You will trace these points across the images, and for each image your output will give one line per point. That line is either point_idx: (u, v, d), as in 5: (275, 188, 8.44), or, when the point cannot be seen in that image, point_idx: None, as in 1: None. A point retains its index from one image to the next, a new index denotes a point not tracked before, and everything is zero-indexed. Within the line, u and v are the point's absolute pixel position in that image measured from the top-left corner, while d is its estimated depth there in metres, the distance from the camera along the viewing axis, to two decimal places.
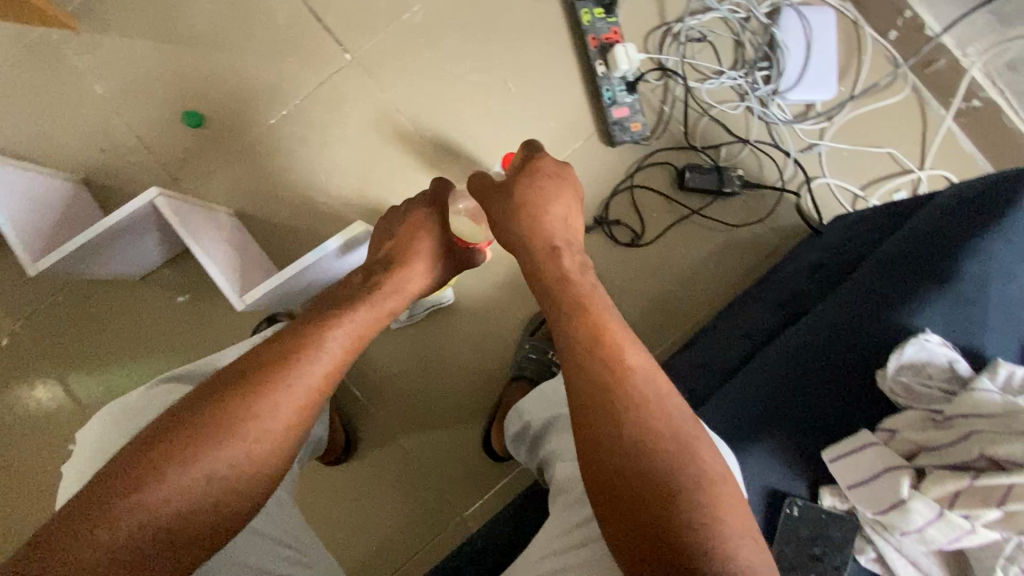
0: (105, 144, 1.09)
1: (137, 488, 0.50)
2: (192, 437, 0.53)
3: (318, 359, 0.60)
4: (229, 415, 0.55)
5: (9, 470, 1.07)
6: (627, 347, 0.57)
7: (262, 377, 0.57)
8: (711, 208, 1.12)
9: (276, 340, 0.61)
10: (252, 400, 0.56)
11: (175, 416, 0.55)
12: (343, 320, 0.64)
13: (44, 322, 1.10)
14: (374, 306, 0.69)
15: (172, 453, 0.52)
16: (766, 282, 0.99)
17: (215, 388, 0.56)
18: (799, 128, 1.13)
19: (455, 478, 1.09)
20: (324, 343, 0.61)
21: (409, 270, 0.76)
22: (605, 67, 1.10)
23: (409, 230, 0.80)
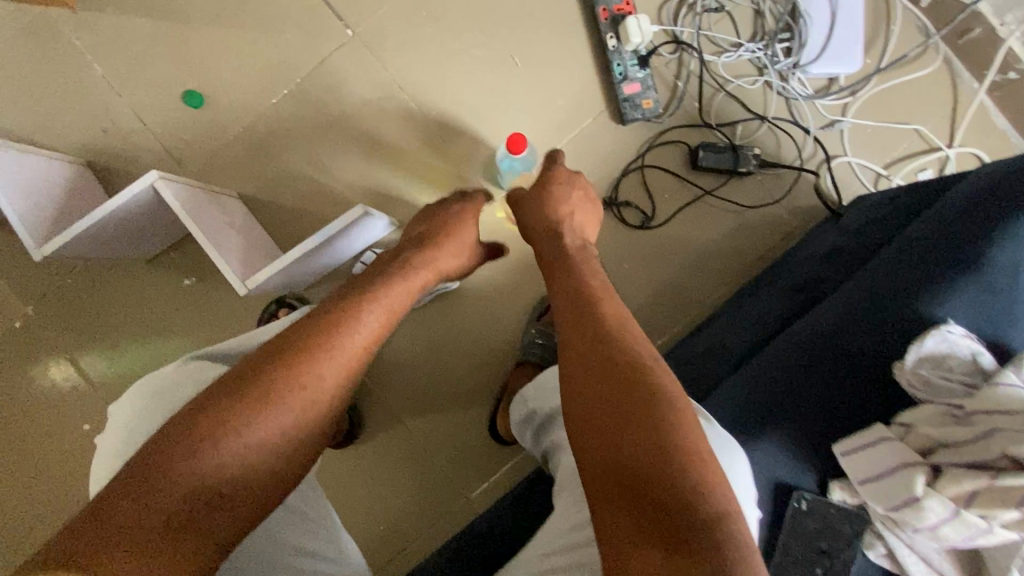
0: (108, 125, 1.08)
1: (192, 455, 0.49)
2: (244, 407, 0.52)
3: (364, 334, 0.60)
4: (280, 382, 0.54)
5: (29, 447, 1.10)
6: (625, 325, 0.65)
7: (310, 350, 0.57)
8: (726, 188, 1.08)
9: (318, 313, 0.60)
10: (302, 373, 0.55)
11: (223, 386, 0.53)
12: (383, 296, 0.64)
13: (55, 305, 1.11)
14: (412, 284, 0.69)
15: (224, 423, 0.51)
16: (782, 266, 0.96)
17: (261, 359, 0.55)
18: (820, 104, 1.08)
19: (461, 462, 1.10)
20: (367, 318, 0.61)
21: (442, 257, 0.76)
22: (617, 40, 1.05)
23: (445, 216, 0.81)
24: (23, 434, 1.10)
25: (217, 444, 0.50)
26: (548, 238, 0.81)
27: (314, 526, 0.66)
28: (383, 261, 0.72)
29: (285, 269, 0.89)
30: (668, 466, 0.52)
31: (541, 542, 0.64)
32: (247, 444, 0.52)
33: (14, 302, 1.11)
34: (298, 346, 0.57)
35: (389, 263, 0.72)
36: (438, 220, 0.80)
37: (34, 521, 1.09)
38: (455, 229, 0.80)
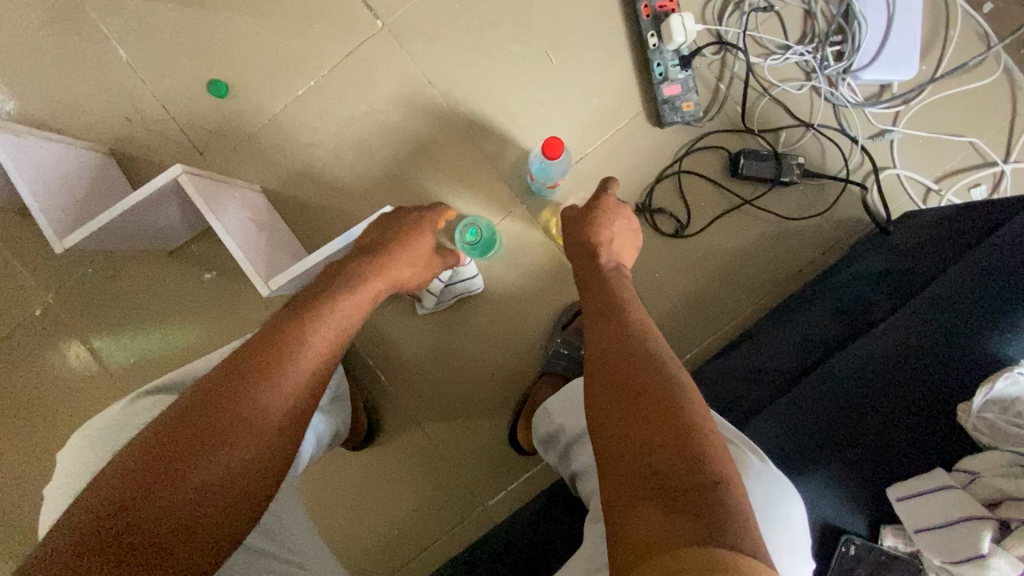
0: (131, 113, 1.06)
1: (171, 475, 0.51)
2: (217, 412, 0.55)
3: (322, 335, 0.64)
4: (241, 393, 0.56)
5: (48, 435, 1.10)
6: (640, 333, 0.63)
7: (274, 354, 0.60)
8: (765, 198, 1.03)
9: (269, 328, 0.63)
10: (262, 377, 0.58)
11: (189, 398, 0.56)
12: (337, 305, 0.68)
13: (76, 294, 1.10)
14: (362, 292, 0.73)
15: (195, 430, 0.53)
16: (825, 284, 0.91)
17: (226, 369, 0.58)
18: (870, 112, 1.02)
19: (479, 469, 1.08)
20: (324, 322, 0.65)
21: (396, 266, 0.80)
22: (658, 39, 1.00)
23: (390, 229, 0.84)
24: (42, 422, 1.10)
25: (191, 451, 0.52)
26: (587, 245, 0.79)
27: (277, 563, 0.64)
28: (333, 269, 0.76)
29: (308, 270, 0.87)
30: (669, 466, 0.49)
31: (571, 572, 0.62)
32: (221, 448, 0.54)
33: (35, 290, 1.10)
34: (259, 352, 0.60)
35: (339, 272, 0.75)
36: (396, 229, 0.84)
37: None
38: (404, 240, 0.83)
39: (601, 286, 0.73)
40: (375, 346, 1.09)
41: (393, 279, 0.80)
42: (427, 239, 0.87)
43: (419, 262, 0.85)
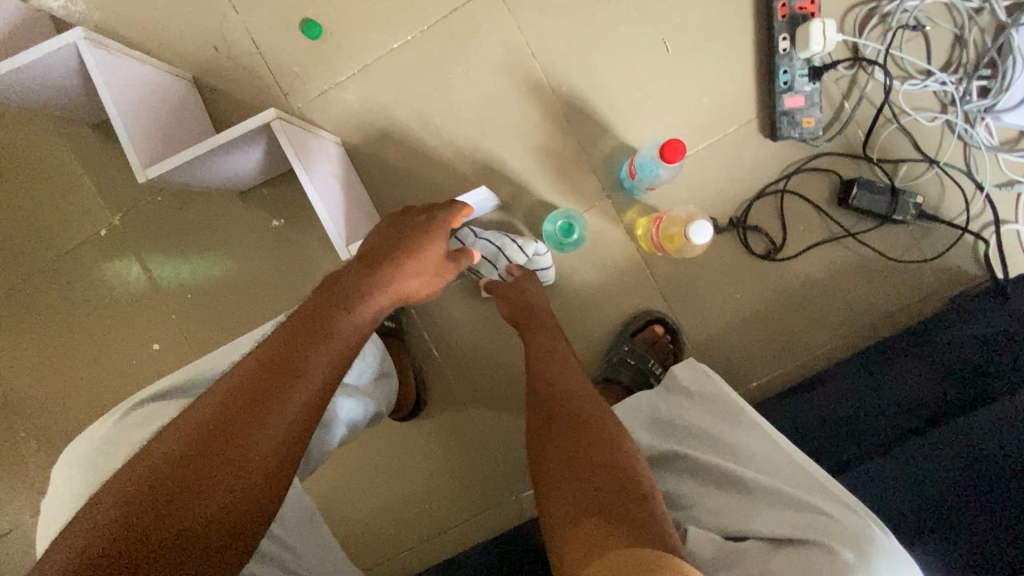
0: (219, 42, 1.01)
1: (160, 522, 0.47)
2: (202, 461, 0.49)
3: (319, 365, 0.57)
4: (242, 428, 0.51)
5: (97, 354, 1.10)
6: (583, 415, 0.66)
7: (257, 395, 0.53)
8: (870, 232, 0.97)
9: (271, 346, 0.57)
10: (264, 411, 0.52)
11: (167, 446, 0.50)
12: (328, 338, 0.59)
13: (141, 219, 1.08)
14: (358, 314, 0.63)
15: (175, 485, 0.48)
16: (925, 338, 0.86)
17: (205, 417, 0.52)
18: (1003, 158, 0.94)
19: (519, 461, 1.05)
20: (316, 360, 0.57)
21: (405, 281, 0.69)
22: (790, 43, 0.92)
23: (399, 232, 0.74)
24: (93, 340, 1.10)
25: (169, 506, 0.47)
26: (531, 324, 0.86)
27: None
28: (328, 283, 0.65)
29: None
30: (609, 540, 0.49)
31: None
32: (206, 504, 0.49)
33: (102, 209, 1.08)
34: (244, 395, 0.53)
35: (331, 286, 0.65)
36: (405, 234, 0.73)
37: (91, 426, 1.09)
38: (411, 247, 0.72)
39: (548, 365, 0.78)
40: (433, 321, 1.06)
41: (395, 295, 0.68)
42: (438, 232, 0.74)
43: (427, 270, 0.72)
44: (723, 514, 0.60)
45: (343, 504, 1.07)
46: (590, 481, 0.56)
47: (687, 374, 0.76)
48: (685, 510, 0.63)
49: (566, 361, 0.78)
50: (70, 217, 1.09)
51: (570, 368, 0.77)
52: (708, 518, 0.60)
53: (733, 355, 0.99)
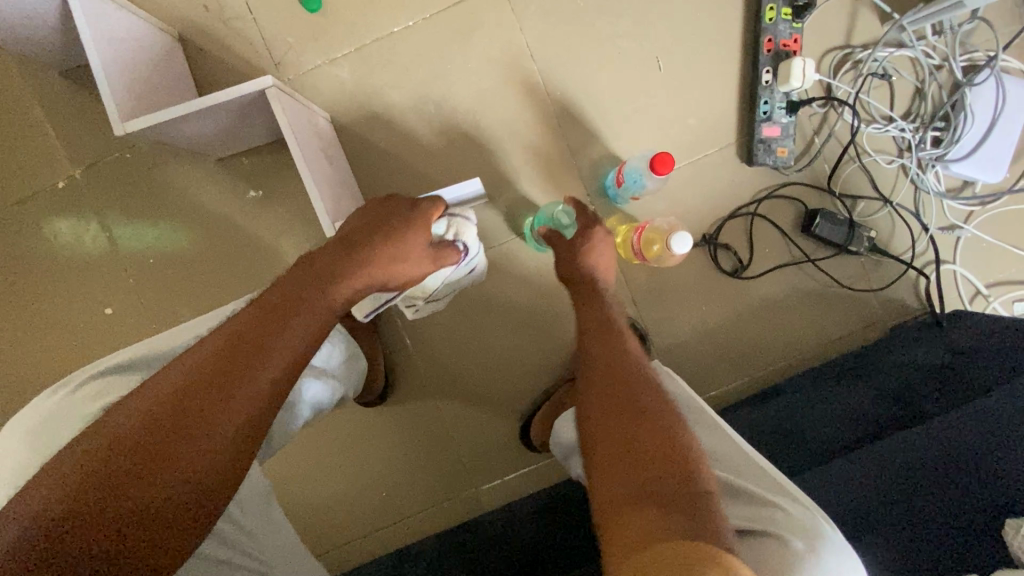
0: (211, 3, 0.98)
1: (119, 493, 0.44)
2: (165, 433, 0.46)
3: (293, 345, 0.53)
4: (208, 399, 0.48)
5: (42, 312, 1.03)
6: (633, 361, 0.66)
7: (216, 379, 0.49)
8: (827, 260, 1.04)
9: (240, 318, 0.54)
10: (231, 386, 0.49)
11: (125, 419, 0.46)
12: (296, 322, 0.55)
13: (105, 176, 1.03)
14: (331, 299, 0.58)
15: (123, 474, 0.44)
16: (868, 361, 0.93)
17: (159, 397, 0.47)
18: (947, 204, 1.03)
19: (482, 455, 1.06)
20: (282, 347, 0.52)
21: (391, 267, 0.64)
22: (773, 76, 0.98)
23: (383, 211, 0.69)
24: (38, 297, 1.03)
25: (128, 477, 0.44)
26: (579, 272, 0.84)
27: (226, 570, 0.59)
28: (303, 263, 0.60)
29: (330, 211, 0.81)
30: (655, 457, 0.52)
31: None
32: (152, 493, 0.45)
33: (62, 159, 1.02)
34: (213, 369, 0.49)
35: (311, 264, 0.60)
36: (390, 220, 0.67)
37: (27, 389, 1.03)
38: (402, 228, 0.66)
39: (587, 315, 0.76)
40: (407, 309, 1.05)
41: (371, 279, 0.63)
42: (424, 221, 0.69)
43: (417, 257, 0.67)
44: None
45: (297, 487, 1.04)
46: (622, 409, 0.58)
47: None
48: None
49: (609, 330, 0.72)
50: (25, 165, 1.02)
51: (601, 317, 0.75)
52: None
53: (695, 365, 1.04)
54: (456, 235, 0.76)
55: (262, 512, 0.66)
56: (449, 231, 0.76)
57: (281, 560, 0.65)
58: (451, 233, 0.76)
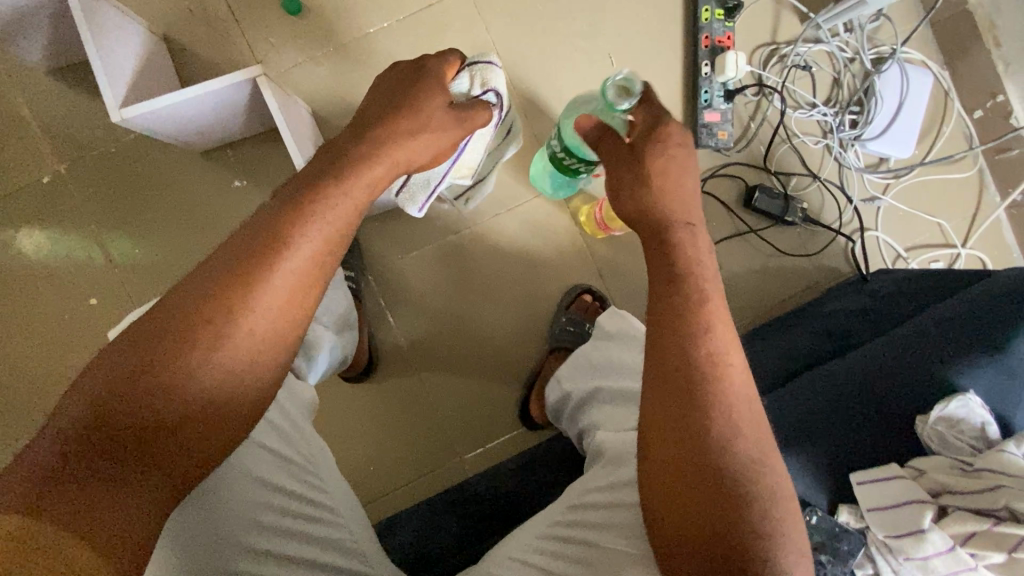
0: (196, 6, 1.05)
1: (143, 410, 0.48)
2: (183, 351, 0.49)
3: (304, 258, 0.55)
4: (220, 316, 0.51)
5: (29, 304, 1.06)
6: (722, 319, 0.59)
7: (250, 268, 0.53)
8: (768, 230, 1.16)
9: (253, 228, 0.55)
10: (243, 304, 0.52)
11: (144, 337, 0.49)
12: (322, 215, 0.56)
13: (92, 170, 1.07)
14: (346, 199, 0.58)
15: (178, 351, 0.49)
16: (806, 314, 1.04)
17: (180, 313, 0.50)
18: (867, 178, 1.17)
19: (465, 424, 1.12)
20: (308, 238, 0.55)
21: (401, 148, 0.62)
22: (711, 68, 1.11)
23: (389, 93, 0.67)
24: (25, 290, 1.06)
25: (152, 398, 0.48)
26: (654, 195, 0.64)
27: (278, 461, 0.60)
28: (321, 154, 0.61)
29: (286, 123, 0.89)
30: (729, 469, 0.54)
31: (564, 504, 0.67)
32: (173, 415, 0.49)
33: (48, 156, 1.06)
34: (225, 289, 0.52)
35: (328, 157, 0.61)
36: (396, 97, 0.66)
37: (14, 380, 1.04)
38: (409, 108, 0.65)
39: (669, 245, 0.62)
40: (389, 288, 1.12)
41: (390, 166, 0.62)
42: (434, 101, 0.67)
43: (427, 132, 0.65)
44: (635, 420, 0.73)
45: None
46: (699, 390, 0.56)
47: (609, 320, 0.88)
48: (597, 425, 0.77)
49: (701, 259, 0.62)
50: (10, 161, 1.05)
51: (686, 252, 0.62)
52: (614, 424, 0.75)
53: None
54: (489, 89, 0.81)
55: (310, 423, 0.67)
56: (474, 83, 0.80)
57: (325, 468, 0.66)
58: (481, 91, 0.81)
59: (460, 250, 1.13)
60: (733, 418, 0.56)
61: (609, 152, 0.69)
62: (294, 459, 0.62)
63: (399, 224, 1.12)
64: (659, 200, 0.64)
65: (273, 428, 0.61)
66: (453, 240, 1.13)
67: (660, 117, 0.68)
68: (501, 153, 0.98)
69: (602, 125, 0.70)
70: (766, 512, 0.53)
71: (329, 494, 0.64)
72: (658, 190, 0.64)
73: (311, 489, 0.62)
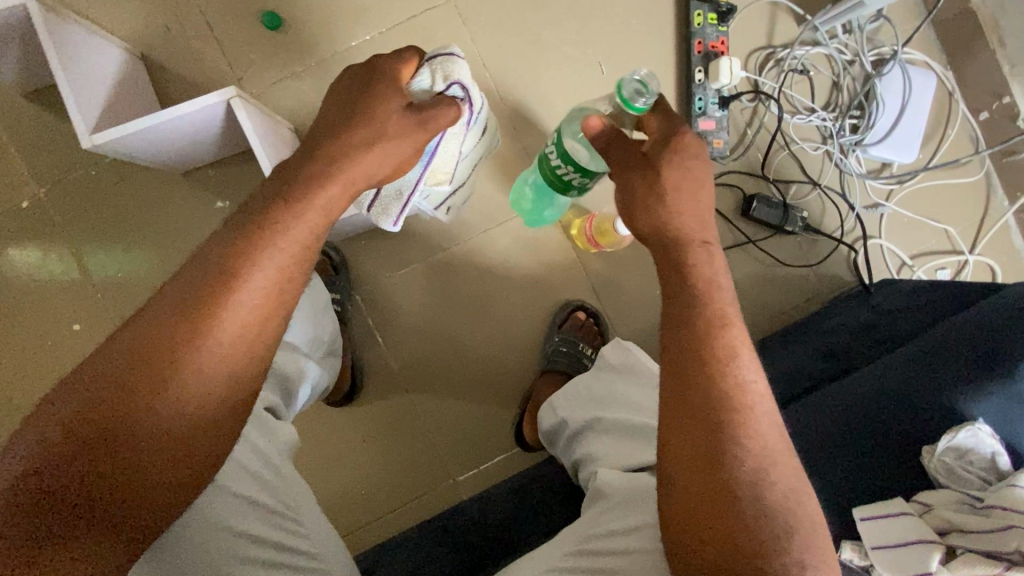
0: (172, 23, 1.02)
1: (91, 461, 0.45)
2: (131, 393, 0.46)
3: (260, 285, 0.51)
4: (170, 354, 0.48)
5: (10, 331, 1.04)
6: (739, 344, 0.54)
7: (198, 306, 0.49)
8: (767, 241, 1.12)
9: (203, 257, 0.51)
10: (194, 339, 0.48)
11: (87, 383, 0.46)
12: (275, 240, 0.52)
13: (71, 195, 1.05)
14: (300, 218, 0.54)
15: (125, 399, 0.46)
16: (809, 328, 1.01)
17: (125, 353, 0.47)
18: (870, 184, 1.13)
19: (459, 445, 1.09)
20: (260, 272, 0.51)
21: (354, 163, 0.58)
22: (704, 75, 1.07)
23: (347, 97, 0.62)
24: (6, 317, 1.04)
25: (98, 446, 0.45)
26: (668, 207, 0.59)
27: (250, 506, 0.58)
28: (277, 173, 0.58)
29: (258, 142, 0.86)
30: (745, 505, 0.49)
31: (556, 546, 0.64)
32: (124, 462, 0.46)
33: (26, 180, 1.04)
34: (173, 325, 0.48)
35: (283, 177, 0.57)
36: (355, 103, 0.61)
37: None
38: (367, 115, 0.60)
39: (678, 261, 0.58)
40: (377, 307, 1.09)
41: (346, 189, 0.58)
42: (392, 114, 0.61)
43: (387, 136, 0.60)
44: (632, 455, 0.71)
45: None
46: (708, 420, 0.51)
47: (614, 352, 0.87)
48: (595, 459, 0.75)
49: (712, 278, 0.57)
50: None
51: (704, 271, 0.58)
52: (614, 460, 0.72)
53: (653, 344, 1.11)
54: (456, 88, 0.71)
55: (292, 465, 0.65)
56: (436, 79, 0.69)
57: (308, 514, 0.62)
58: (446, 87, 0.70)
59: (448, 268, 1.10)
60: (746, 450, 0.50)
61: (619, 161, 0.63)
62: (268, 504, 0.59)
63: (386, 242, 1.09)
64: (675, 222, 0.59)
65: (243, 471, 0.59)
66: (442, 257, 1.10)
67: (676, 129, 0.63)
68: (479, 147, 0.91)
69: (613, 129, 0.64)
70: (790, 553, 0.48)
71: (309, 537, 0.61)
72: (665, 210, 0.59)
73: (290, 536, 0.60)
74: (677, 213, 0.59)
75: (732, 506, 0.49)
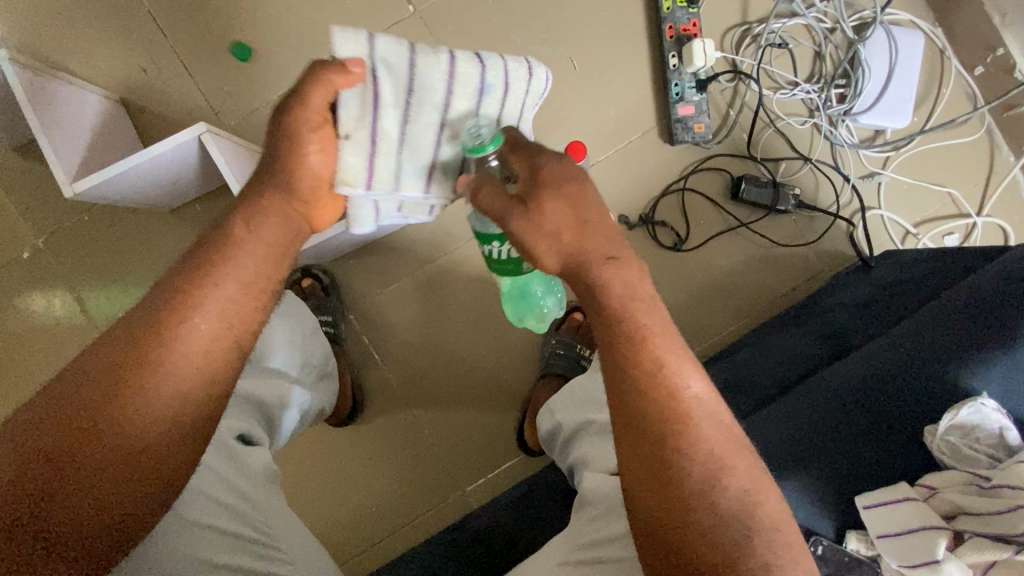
0: (148, 65, 1.05)
1: (57, 484, 0.44)
2: (93, 420, 0.46)
3: (215, 316, 0.52)
4: (130, 383, 0.48)
5: (20, 378, 1.07)
6: (669, 358, 0.53)
7: (155, 332, 0.50)
8: (760, 222, 1.09)
9: (163, 291, 0.52)
10: (156, 366, 0.49)
11: (45, 411, 0.46)
12: (231, 272, 0.54)
13: (67, 241, 1.08)
14: (252, 247, 0.55)
15: (81, 423, 0.46)
16: (808, 310, 0.97)
17: (85, 380, 0.47)
18: (863, 154, 1.09)
19: (464, 455, 1.08)
20: (213, 296, 0.53)
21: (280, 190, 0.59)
22: (679, 59, 1.05)
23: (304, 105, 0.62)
24: (16, 364, 1.07)
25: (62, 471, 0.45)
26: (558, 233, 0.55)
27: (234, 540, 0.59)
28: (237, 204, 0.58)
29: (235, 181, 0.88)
30: (709, 511, 0.49)
31: (547, 557, 0.64)
32: (94, 486, 0.46)
33: (24, 231, 1.07)
34: (133, 355, 0.49)
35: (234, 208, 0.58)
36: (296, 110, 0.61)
37: None
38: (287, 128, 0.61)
39: (591, 287, 0.56)
40: (371, 325, 1.10)
41: (286, 214, 0.59)
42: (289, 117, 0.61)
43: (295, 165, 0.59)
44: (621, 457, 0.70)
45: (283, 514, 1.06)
46: (658, 432, 0.51)
47: None
48: (587, 463, 0.74)
49: (635, 292, 0.56)
50: None
51: (612, 292, 0.55)
52: (604, 463, 0.71)
53: None
54: (350, 51, 0.59)
55: (270, 490, 0.66)
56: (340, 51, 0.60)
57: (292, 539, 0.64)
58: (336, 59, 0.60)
59: (437, 279, 1.10)
60: (705, 453, 0.50)
61: (495, 204, 0.56)
62: (251, 536, 0.60)
63: (374, 259, 1.09)
64: (571, 247, 0.56)
65: (225, 506, 0.60)
66: (432, 270, 1.09)
67: (538, 160, 0.57)
68: (497, 105, 0.68)
69: (474, 183, 0.57)
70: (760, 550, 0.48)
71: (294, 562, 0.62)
72: (563, 238, 0.56)
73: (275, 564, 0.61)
74: (583, 238, 0.56)
75: (695, 512, 0.49)
